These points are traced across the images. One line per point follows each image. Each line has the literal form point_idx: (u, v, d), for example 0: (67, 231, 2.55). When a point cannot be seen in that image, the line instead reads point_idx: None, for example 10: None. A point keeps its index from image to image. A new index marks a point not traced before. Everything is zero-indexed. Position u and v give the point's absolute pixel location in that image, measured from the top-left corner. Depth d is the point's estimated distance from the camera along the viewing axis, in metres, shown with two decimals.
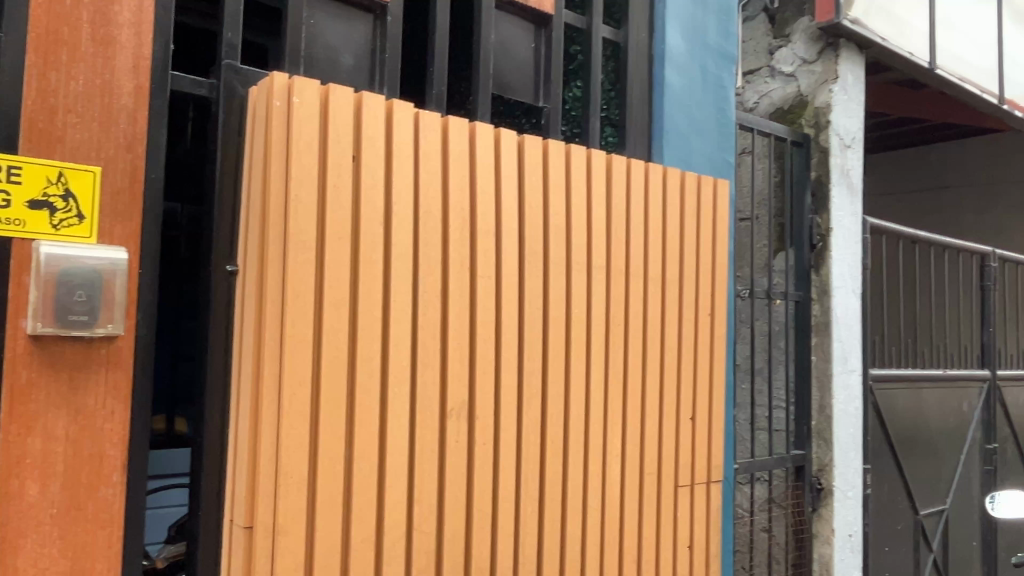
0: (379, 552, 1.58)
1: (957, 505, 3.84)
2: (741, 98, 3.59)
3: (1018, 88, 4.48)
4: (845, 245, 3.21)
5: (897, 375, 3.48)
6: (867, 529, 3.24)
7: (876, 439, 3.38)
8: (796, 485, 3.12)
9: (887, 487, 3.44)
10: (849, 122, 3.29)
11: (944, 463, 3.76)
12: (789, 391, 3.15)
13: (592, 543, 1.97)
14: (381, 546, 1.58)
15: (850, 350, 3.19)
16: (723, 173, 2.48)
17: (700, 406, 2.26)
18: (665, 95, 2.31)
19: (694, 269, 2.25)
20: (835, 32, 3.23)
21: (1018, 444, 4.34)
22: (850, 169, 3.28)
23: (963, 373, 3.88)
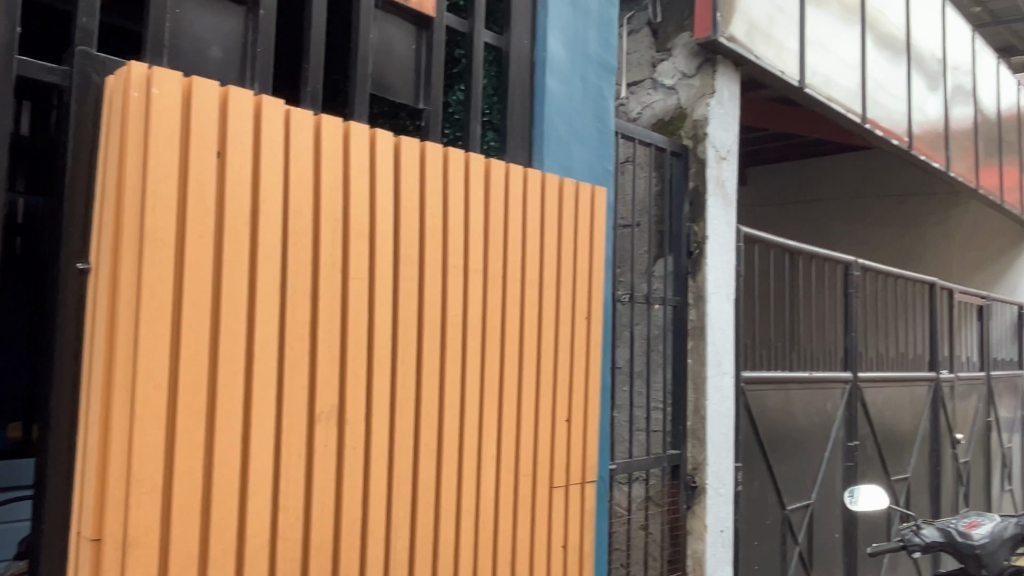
0: (240, 561, 1.54)
1: (821, 500, 4.07)
2: (625, 108, 3.69)
3: (880, 108, 4.81)
4: (719, 253, 3.35)
5: (767, 376, 3.67)
6: (738, 525, 3.39)
7: (747, 438, 3.54)
8: (671, 483, 3.24)
9: (757, 484, 3.61)
10: (724, 135, 3.44)
11: (809, 460, 3.98)
12: (665, 392, 3.26)
13: (467, 545, 1.98)
14: (243, 555, 1.54)
15: (723, 353, 3.33)
16: (602, 181, 2.54)
17: (575, 408, 2.32)
18: (546, 102, 2.36)
19: (571, 274, 2.30)
20: (712, 49, 3.38)
21: (877, 442, 4.64)
22: (725, 180, 3.43)
23: (827, 375, 4.12)
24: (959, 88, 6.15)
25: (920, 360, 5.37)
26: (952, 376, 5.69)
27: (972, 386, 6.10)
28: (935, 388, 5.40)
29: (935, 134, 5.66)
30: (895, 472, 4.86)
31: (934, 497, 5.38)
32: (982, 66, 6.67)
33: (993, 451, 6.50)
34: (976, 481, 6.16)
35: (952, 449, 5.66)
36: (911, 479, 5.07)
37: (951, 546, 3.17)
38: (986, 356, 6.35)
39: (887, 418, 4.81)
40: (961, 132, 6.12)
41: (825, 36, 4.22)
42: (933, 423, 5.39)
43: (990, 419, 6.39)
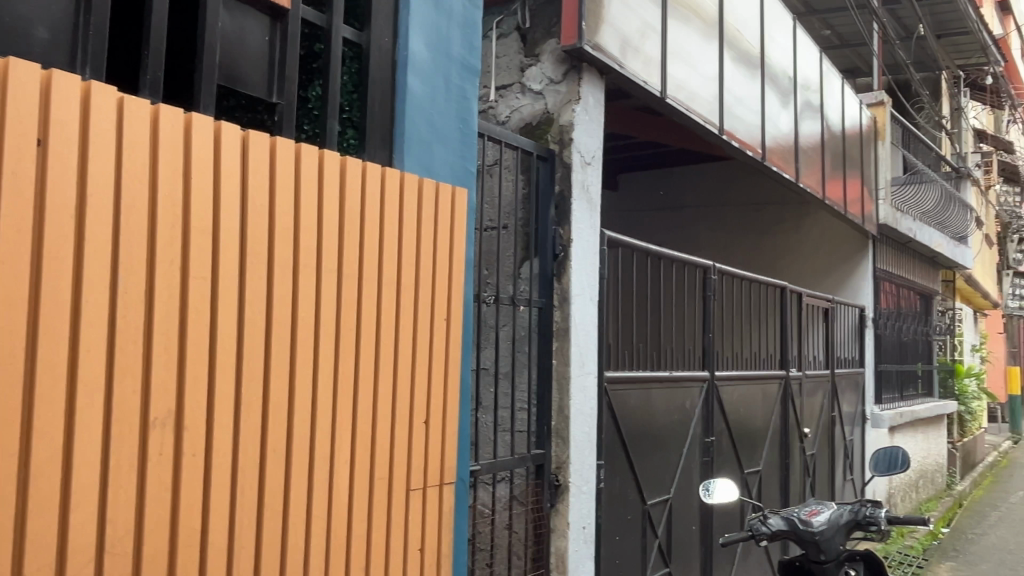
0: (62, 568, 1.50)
1: (679, 493, 4.24)
2: (494, 111, 3.72)
3: (736, 121, 5.08)
4: (583, 255, 3.43)
5: (628, 376, 3.80)
6: (600, 521, 3.49)
7: (610, 436, 3.64)
8: (536, 482, 3.28)
9: (619, 480, 3.72)
10: (589, 141, 3.53)
11: (668, 455, 4.14)
12: (530, 392, 3.30)
13: (317, 543, 2.00)
14: (64, 562, 1.50)
15: (587, 354, 3.42)
16: (464, 183, 2.55)
17: (433, 410, 2.37)
18: (407, 101, 2.35)
19: (430, 277, 2.35)
20: (578, 56, 3.46)
21: (732, 437, 4.89)
22: (590, 185, 3.52)
23: (685, 374, 4.31)
24: (807, 105, 6.58)
25: (772, 360, 5.70)
26: (801, 374, 6.08)
27: (819, 383, 6.54)
28: (785, 385, 5.75)
29: (786, 147, 6.03)
30: (748, 465, 5.14)
31: (784, 488, 5.72)
32: (828, 85, 7.16)
33: (837, 444, 6.99)
34: (821, 472, 6.61)
35: (800, 443, 6.04)
36: (763, 472, 5.37)
37: (793, 533, 3.37)
38: (831, 356, 6.82)
39: (742, 415, 5.07)
40: (809, 146, 6.55)
41: (686, 50, 4.42)
42: (784, 418, 5.74)
43: (834, 415, 6.87)
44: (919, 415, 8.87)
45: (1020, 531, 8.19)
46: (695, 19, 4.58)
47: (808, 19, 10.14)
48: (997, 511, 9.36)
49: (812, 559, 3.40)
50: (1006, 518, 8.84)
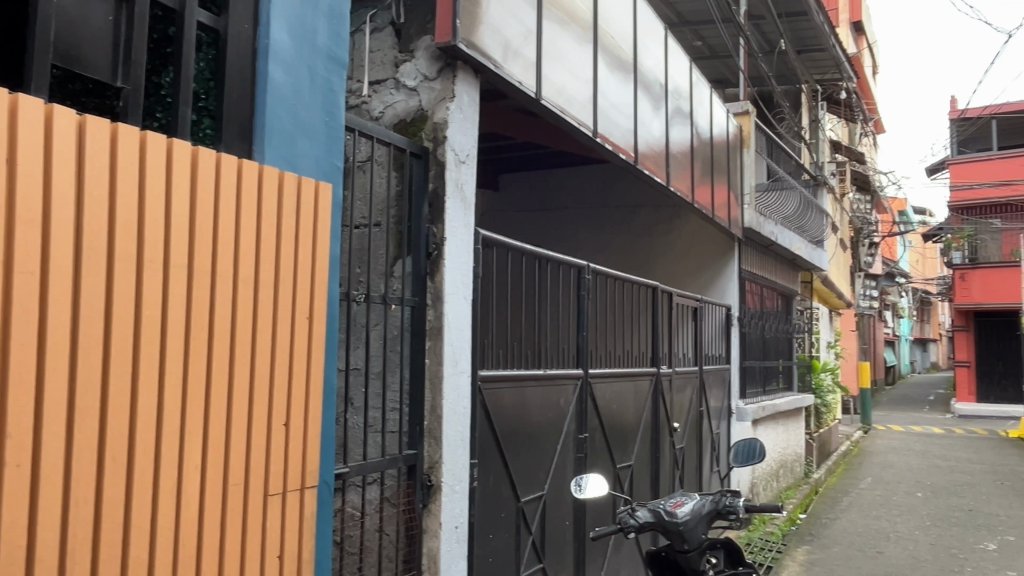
0: None
1: (553, 489, 4.30)
2: (367, 106, 3.66)
3: (610, 125, 5.21)
4: (457, 253, 3.42)
5: (503, 375, 3.82)
6: (473, 520, 3.48)
7: (484, 434, 3.65)
8: (408, 483, 3.25)
9: (493, 478, 3.73)
10: (463, 140, 3.52)
11: (542, 453, 4.19)
12: (402, 393, 3.26)
13: (164, 548, 1.94)
14: None
15: (460, 352, 3.41)
16: (330, 178, 2.54)
17: (294, 412, 2.35)
18: (268, 90, 2.31)
19: (290, 276, 2.32)
20: (452, 54, 3.45)
21: (604, 433, 5.00)
22: (464, 184, 3.52)
23: (559, 372, 4.37)
24: (678, 112, 6.84)
25: (644, 357, 5.88)
26: (670, 371, 6.29)
27: (687, 379, 6.80)
28: (655, 381, 5.94)
29: (657, 152, 6.24)
30: (620, 460, 5.27)
31: (654, 481, 5.92)
32: (698, 94, 7.46)
33: (704, 437, 7.29)
34: (689, 465, 6.88)
35: (670, 437, 6.26)
36: (634, 466, 5.53)
37: (659, 524, 3.48)
38: (699, 353, 7.11)
39: (614, 411, 5.20)
40: (680, 152, 6.81)
41: (560, 53, 4.49)
42: (654, 414, 5.93)
43: (702, 409, 7.17)
44: (780, 409, 9.38)
45: (867, 515, 8.81)
46: (571, 23, 4.67)
47: (681, 30, 10.57)
48: (848, 496, 10.04)
49: (677, 549, 3.51)
50: (856, 503, 9.50)
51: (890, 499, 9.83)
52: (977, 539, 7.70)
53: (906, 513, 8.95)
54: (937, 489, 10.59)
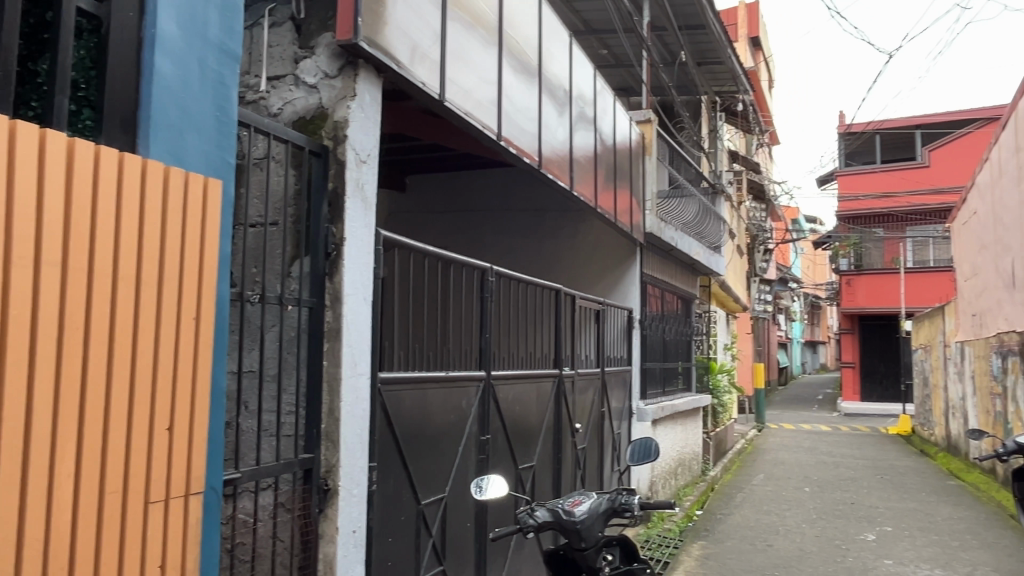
0: None
1: (454, 490, 4.30)
2: (265, 102, 3.58)
3: (515, 128, 5.26)
4: (356, 254, 3.38)
5: (403, 376, 3.79)
6: (371, 524, 3.44)
7: (383, 437, 3.61)
8: (303, 487, 3.18)
9: (393, 482, 3.69)
10: (364, 139, 3.48)
11: (443, 455, 4.18)
12: (299, 396, 3.19)
13: (31, 560, 1.86)
14: None
15: (359, 354, 3.36)
16: (221, 174, 2.48)
17: (179, 416, 2.28)
18: (154, 82, 2.25)
19: (176, 275, 2.25)
20: (353, 51, 3.40)
21: (507, 434, 5.04)
22: (364, 183, 3.48)
23: (460, 374, 4.37)
24: (582, 118, 6.96)
25: (546, 359, 5.95)
26: (573, 373, 6.40)
27: (589, 381, 6.92)
28: (558, 383, 6.02)
29: (561, 158, 6.33)
30: (522, 461, 5.32)
31: (556, 481, 6.01)
32: (602, 101, 7.61)
33: (605, 437, 7.44)
34: (591, 464, 7.01)
35: (572, 437, 6.36)
36: (536, 467, 5.59)
37: (558, 523, 3.52)
38: (601, 355, 7.25)
39: (516, 412, 5.24)
40: (583, 157, 6.93)
41: (465, 55, 4.51)
42: (556, 415, 6.01)
43: (603, 410, 7.31)
44: (678, 409, 9.67)
45: (759, 510, 9.19)
46: (476, 27, 4.68)
47: (587, 38, 10.79)
48: (742, 492, 10.46)
49: (574, 548, 3.56)
50: (749, 499, 9.90)
51: (780, 494, 10.28)
52: (858, 530, 8.14)
53: (795, 507, 9.39)
54: (823, 484, 11.15)
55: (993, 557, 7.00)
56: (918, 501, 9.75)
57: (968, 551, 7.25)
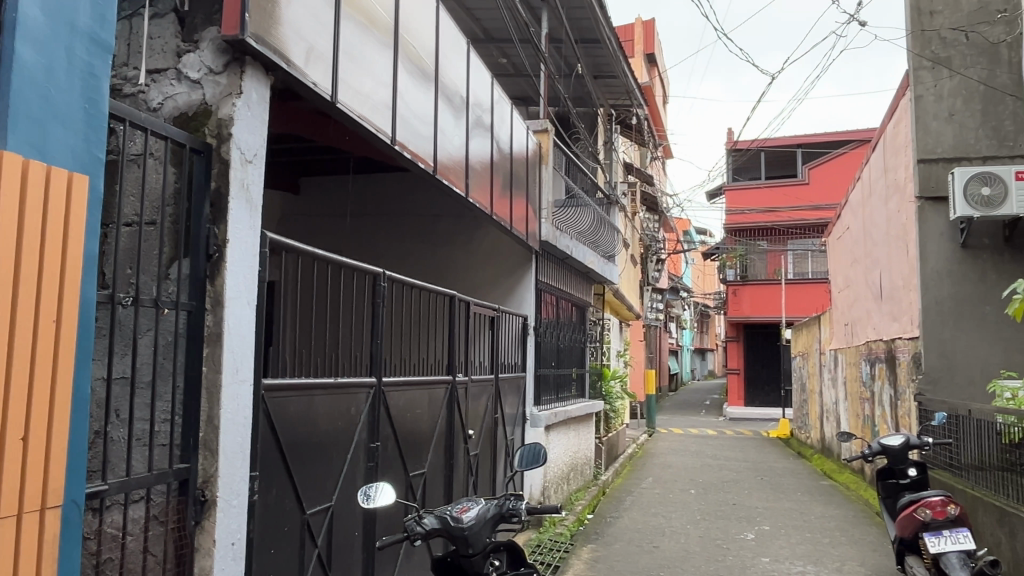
0: None
1: (341, 499, 4.21)
2: (144, 96, 3.42)
3: (409, 132, 5.23)
4: (238, 256, 3.27)
5: (288, 383, 3.68)
6: (251, 536, 3.32)
7: (267, 446, 3.50)
8: (178, 499, 3.04)
9: (275, 492, 3.58)
10: (250, 138, 3.38)
11: (330, 462, 4.08)
12: (175, 404, 3.05)
13: None
14: None
15: (241, 360, 3.25)
16: (89, 170, 2.37)
17: (35, 424, 2.14)
18: (16, 70, 2.13)
19: (32, 275, 2.12)
20: (239, 48, 3.30)
21: (397, 441, 4.97)
22: (250, 184, 3.38)
23: (350, 381, 4.28)
24: (478, 125, 6.98)
25: (439, 365, 5.92)
26: (466, 379, 6.39)
27: (483, 387, 6.93)
28: (450, 389, 6.00)
29: (457, 164, 6.33)
30: (413, 468, 5.26)
31: (447, 487, 5.97)
32: (499, 110, 7.66)
33: (498, 442, 7.46)
34: (483, 470, 7.02)
35: (464, 443, 6.35)
36: (427, 474, 5.54)
37: (445, 530, 3.51)
38: (496, 362, 7.28)
39: (407, 419, 5.17)
40: (479, 163, 6.94)
41: (359, 56, 4.45)
42: (449, 421, 5.99)
43: (496, 416, 7.32)
44: (571, 414, 9.84)
45: (647, 512, 9.45)
46: (371, 28, 4.64)
47: (486, 46, 10.88)
48: (631, 495, 10.73)
49: (462, 554, 3.56)
50: (637, 502, 10.17)
51: (667, 497, 10.60)
52: (738, 530, 8.48)
53: (680, 508, 9.71)
54: (707, 486, 11.58)
55: (860, 553, 7.44)
56: (794, 501, 10.25)
57: (837, 547, 7.69)
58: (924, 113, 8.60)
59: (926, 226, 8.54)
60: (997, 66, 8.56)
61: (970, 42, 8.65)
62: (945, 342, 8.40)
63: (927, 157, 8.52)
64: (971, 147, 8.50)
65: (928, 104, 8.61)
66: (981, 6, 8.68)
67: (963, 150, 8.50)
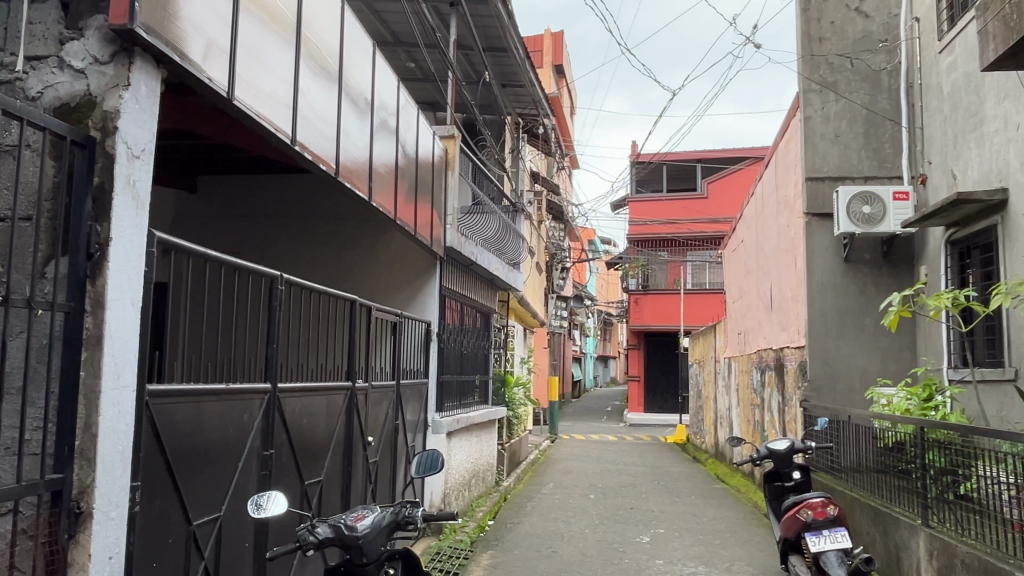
0: None
1: (231, 509, 4.06)
2: (22, 84, 3.23)
3: (311, 133, 5.12)
4: (123, 256, 3.12)
5: (176, 389, 3.53)
6: (130, 549, 3.17)
7: (150, 455, 3.34)
8: (50, 511, 2.87)
9: (159, 503, 3.42)
10: (138, 132, 3.24)
11: (220, 472, 3.94)
12: (48, 410, 2.87)
13: None
14: None
15: (124, 365, 3.10)
16: None
17: None
18: None
19: None
20: (129, 38, 3.16)
21: (292, 448, 4.84)
22: (137, 180, 3.23)
23: (242, 387, 4.14)
24: (383, 128, 6.90)
25: (338, 371, 5.80)
26: (366, 385, 6.28)
27: (384, 393, 6.85)
28: (349, 395, 5.89)
29: (360, 167, 6.24)
30: (308, 476, 5.13)
31: (344, 495, 5.85)
32: (404, 114, 7.59)
33: (399, 449, 7.38)
34: (382, 478, 6.93)
35: (363, 450, 6.25)
36: (323, 482, 5.42)
37: (339, 539, 3.44)
38: (397, 368, 7.19)
39: (303, 425, 5.05)
40: (383, 167, 6.85)
41: (258, 52, 4.33)
42: (347, 428, 5.87)
43: (397, 423, 7.24)
44: (473, 421, 9.82)
45: (546, 518, 9.53)
46: (271, 25, 4.53)
47: (394, 49, 10.81)
48: (531, 501, 10.82)
49: (355, 563, 3.50)
50: (538, 507, 10.26)
51: (566, 502, 10.72)
52: (634, 533, 8.68)
53: (579, 513, 9.85)
54: (606, 491, 11.79)
55: (748, 553, 7.73)
56: (688, 504, 10.57)
57: (727, 548, 7.98)
58: (812, 134, 9.09)
59: (813, 240, 9.00)
60: (878, 92, 9.08)
61: (855, 68, 9.17)
62: (828, 351, 8.88)
63: (814, 175, 8.98)
64: (855, 167, 8.99)
65: (816, 125, 9.10)
66: (865, 35, 9.21)
67: (847, 170, 9.00)
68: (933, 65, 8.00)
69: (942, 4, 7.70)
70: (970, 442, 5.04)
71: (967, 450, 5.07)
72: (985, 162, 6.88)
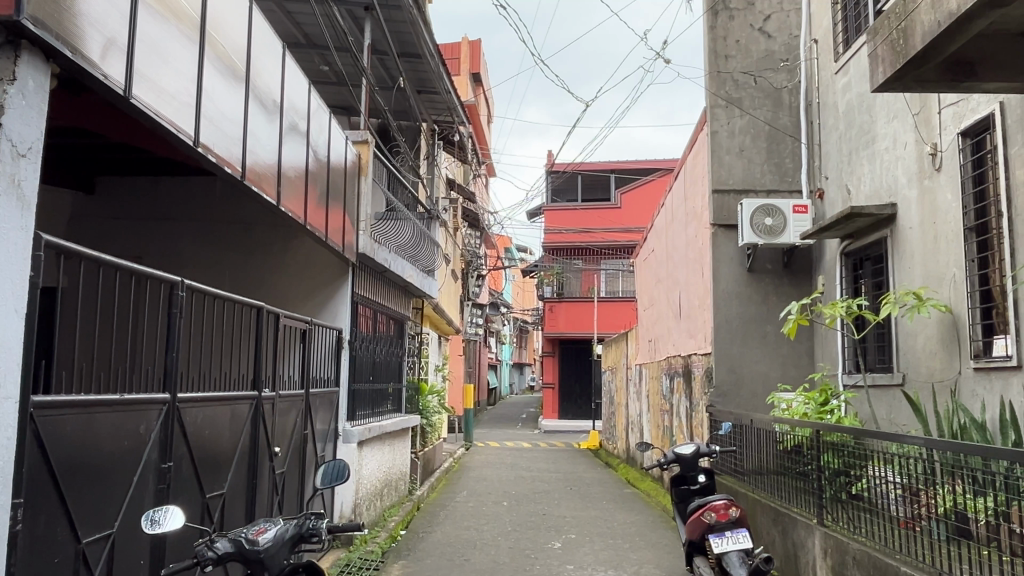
0: None
1: (124, 525, 3.88)
2: None
3: (215, 134, 4.96)
4: (6, 258, 2.94)
5: (64, 401, 3.34)
6: (11, 571, 2.99)
7: (35, 471, 3.16)
8: None
9: (44, 522, 3.25)
10: (24, 129, 3.08)
11: (112, 486, 3.76)
12: None
13: None
14: None
15: (5, 375, 2.93)
16: None
17: None
18: None
19: None
20: (15, 30, 3.00)
21: (192, 460, 4.66)
22: (21, 179, 3.07)
23: (139, 397, 3.96)
24: (292, 130, 6.75)
25: (242, 380, 5.62)
26: (272, 395, 6.11)
27: (292, 402, 6.68)
28: (255, 405, 5.71)
29: (267, 171, 6.09)
30: (210, 489, 4.95)
31: (249, 507, 5.68)
32: (315, 118, 7.45)
33: (307, 459, 7.21)
34: (289, 490, 6.74)
35: (269, 460, 6.09)
36: (225, 495, 5.23)
37: (240, 554, 3.31)
38: (306, 377, 7.03)
39: (204, 436, 4.86)
40: (292, 171, 6.69)
41: (158, 49, 4.17)
42: (252, 438, 5.69)
43: (305, 432, 7.06)
44: (385, 429, 9.70)
45: (459, 526, 9.49)
46: (173, 22, 4.38)
47: (306, 51, 10.62)
48: (445, 509, 10.77)
49: None
50: (451, 516, 10.21)
51: (480, 509, 10.71)
52: (546, 539, 8.75)
53: (492, 521, 9.86)
54: (519, 497, 11.83)
55: (655, 556, 7.91)
56: (599, 509, 10.72)
57: (636, 552, 8.13)
58: (718, 148, 9.42)
59: (718, 250, 9.32)
60: (779, 109, 9.46)
61: (758, 85, 9.54)
62: (732, 358, 9.20)
63: (720, 188, 9.30)
64: (757, 181, 9.34)
65: (721, 139, 9.44)
66: (768, 54, 9.60)
67: (750, 183, 9.35)
68: (830, 84, 8.40)
69: (837, 27, 8.11)
70: (861, 445, 5.29)
71: (859, 451, 5.32)
72: (875, 178, 7.26)
